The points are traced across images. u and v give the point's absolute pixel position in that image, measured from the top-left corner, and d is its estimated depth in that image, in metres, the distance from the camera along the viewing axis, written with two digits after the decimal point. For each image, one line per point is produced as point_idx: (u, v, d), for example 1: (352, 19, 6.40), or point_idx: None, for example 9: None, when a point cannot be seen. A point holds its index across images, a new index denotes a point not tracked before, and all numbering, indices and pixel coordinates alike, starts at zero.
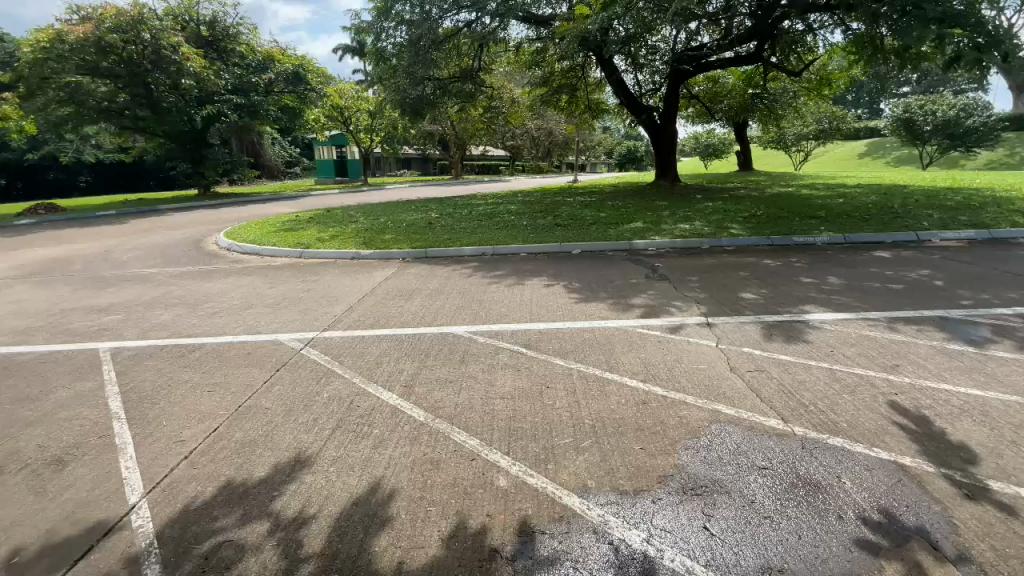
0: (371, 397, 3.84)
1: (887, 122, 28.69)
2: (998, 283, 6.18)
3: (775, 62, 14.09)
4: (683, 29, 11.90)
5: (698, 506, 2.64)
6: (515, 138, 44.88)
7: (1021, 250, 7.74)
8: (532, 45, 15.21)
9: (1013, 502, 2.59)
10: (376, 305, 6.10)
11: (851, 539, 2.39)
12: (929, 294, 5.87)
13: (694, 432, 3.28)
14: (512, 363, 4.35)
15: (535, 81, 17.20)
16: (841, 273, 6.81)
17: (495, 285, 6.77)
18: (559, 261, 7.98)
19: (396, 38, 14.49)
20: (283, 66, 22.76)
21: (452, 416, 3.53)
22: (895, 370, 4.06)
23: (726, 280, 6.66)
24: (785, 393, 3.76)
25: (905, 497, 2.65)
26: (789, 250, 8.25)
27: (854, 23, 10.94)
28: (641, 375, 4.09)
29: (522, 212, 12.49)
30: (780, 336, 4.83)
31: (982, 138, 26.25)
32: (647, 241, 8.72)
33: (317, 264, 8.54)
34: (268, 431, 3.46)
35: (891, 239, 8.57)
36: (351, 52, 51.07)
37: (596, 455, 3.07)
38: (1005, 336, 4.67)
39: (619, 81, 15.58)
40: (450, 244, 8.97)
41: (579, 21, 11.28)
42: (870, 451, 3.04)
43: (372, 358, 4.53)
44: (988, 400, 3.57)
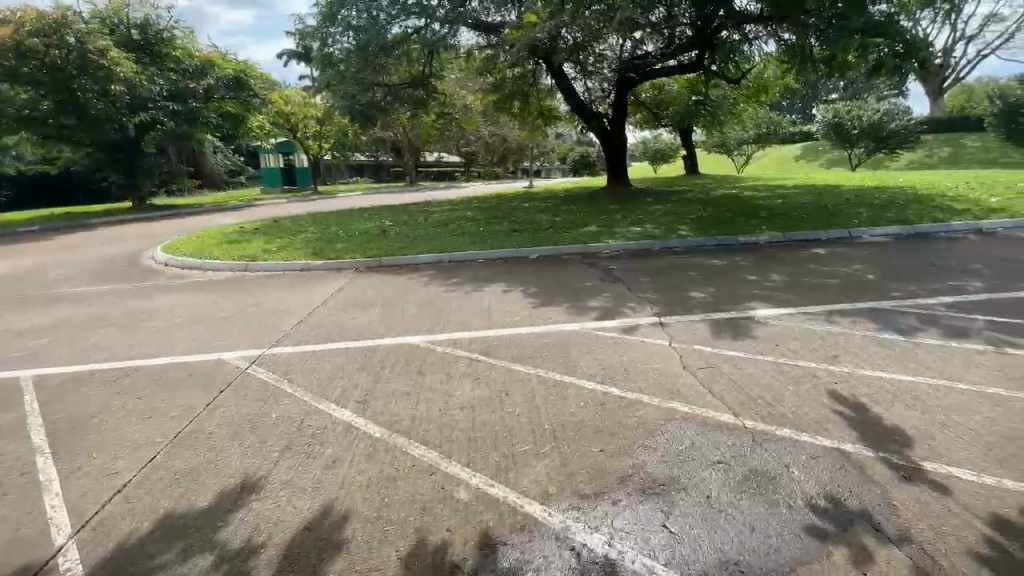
0: (323, 415, 3.68)
1: (820, 127, 30.52)
2: (923, 275, 6.65)
3: (716, 70, 14.59)
4: (628, 39, 12.26)
5: (656, 505, 2.67)
6: (470, 143, 45.07)
7: (939, 244, 8.39)
8: (483, 52, 15.35)
9: (945, 481, 2.77)
10: (330, 317, 5.91)
11: (801, 527, 2.49)
12: (863, 288, 6.25)
13: (651, 432, 3.33)
14: (470, 371, 4.30)
15: (487, 87, 17.22)
16: (783, 270, 7.16)
17: (452, 292, 6.71)
18: (515, 266, 8.00)
19: (342, 44, 14.26)
20: (223, 71, 21.86)
21: (409, 429, 3.44)
22: (834, 361, 4.28)
23: (676, 281, 6.87)
24: (735, 387, 3.89)
25: (848, 482, 2.78)
26: (734, 249, 8.62)
27: (785, 35, 11.42)
28: (598, 377, 4.13)
29: (479, 218, 12.46)
30: (728, 332, 5.01)
31: (904, 140, 28.28)
32: (601, 244, 8.89)
33: (264, 276, 8.20)
34: (212, 456, 3.26)
35: (825, 236, 9.09)
36: (295, 58, 49.75)
37: (556, 460, 3.05)
38: (930, 324, 5.03)
39: (568, 88, 15.89)
40: (405, 252, 8.83)
41: (527, 30, 11.41)
42: (814, 440, 3.18)
43: (323, 374, 4.35)
44: (917, 385, 3.83)
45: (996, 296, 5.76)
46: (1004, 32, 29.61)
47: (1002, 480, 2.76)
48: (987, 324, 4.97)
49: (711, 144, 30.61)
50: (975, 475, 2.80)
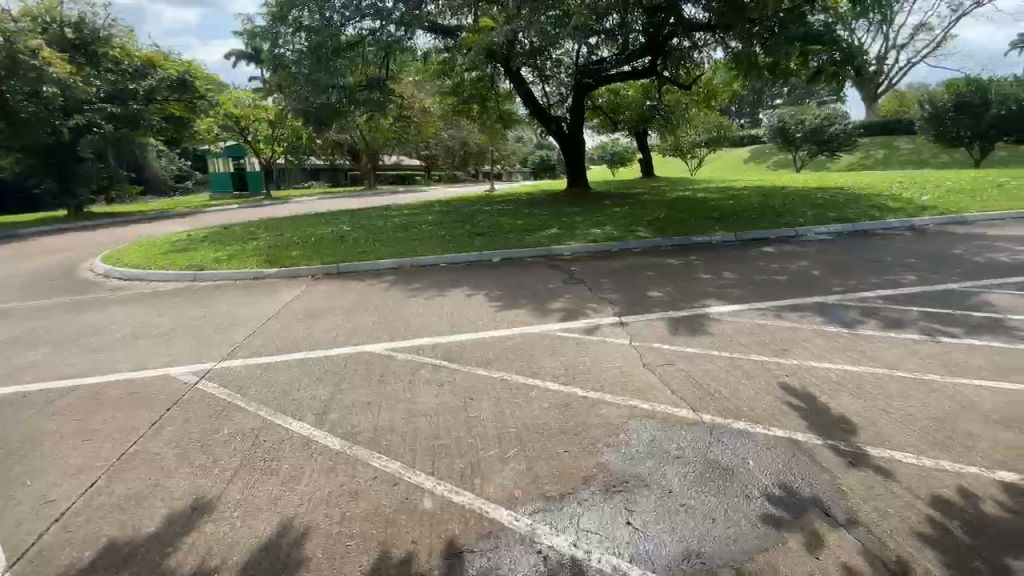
0: (279, 429, 3.55)
1: (766, 131, 31.94)
2: (864, 270, 7.05)
3: (668, 76, 15.10)
4: (584, 45, 12.50)
5: (620, 502, 2.71)
6: (429, 146, 44.80)
7: (876, 240, 8.93)
8: (440, 55, 15.29)
9: (887, 465, 2.93)
10: (287, 327, 5.71)
11: (758, 515, 2.58)
12: (809, 284, 6.57)
13: (614, 430, 3.37)
14: (433, 378, 4.24)
15: (445, 90, 17.14)
16: (736, 268, 7.43)
17: (413, 297, 6.62)
18: (477, 270, 7.98)
19: (294, 45, 13.91)
20: (165, 72, 20.74)
21: (370, 440, 3.36)
22: (784, 354, 4.47)
23: (636, 281, 7.02)
24: (693, 383, 4.00)
25: (799, 471, 2.90)
26: (689, 249, 8.89)
27: (732, 42, 11.95)
28: (562, 378, 4.16)
29: (440, 221, 12.38)
30: (686, 329, 5.16)
31: (842, 144, 29.97)
32: (562, 246, 8.99)
33: (214, 286, 7.85)
34: (159, 478, 3.08)
35: (774, 235, 9.52)
36: (244, 58, 48.02)
37: (522, 464, 3.05)
38: (870, 316, 5.33)
39: (527, 92, 16.00)
40: (364, 258, 8.64)
41: (484, 34, 11.45)
42: (767, 431, 3.31)
43: (279, 386, 4.20)
44: (860, 374, 4.05)
45: (927, 288, 6.17)
46: (929, 43, 31.81)
47: (939, 461, 2.95)
48: (921, 314, 5.31)
49: (666, 147, 31.52)
50: (914, 458, 2.98)
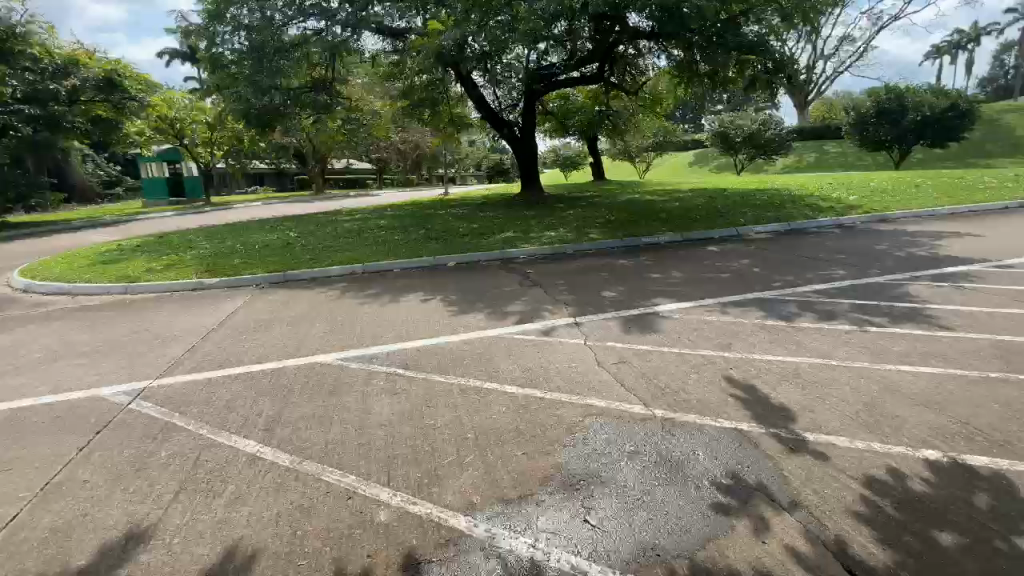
0: (224, 447, 3.37)
1: (709, 135, 33.38)
2: (800, 267, 7.47)
3: (615, 81, 15.53)
4: (534, 50, 12.42)
5: (577, 501, 2.74)
6: (380, 150, 43.98)
7: (810, 238, 9.50)
8: (389, 57, 15.14)
9: (824, 449, 3.12)
10: (231, 339, 5.44)
11: (708, 504, 2.68)
12: (751, 280, 6.91)
13: (571, 430, 3.42)
14: (388, 387, 4.15)
15: (394, 94, 16.88)
16: (683, 267, 7.72)
17: (366, 304, 6.47)
18: (431, 275, 7.89)
19: (233, 45, 13.28)
20: (91, 71, 19.40)
21: (322, 454, 3.25)
22: (729, 349, 4.67)
23: (589, 282, 7.16)
24: (645, 379, 4.11)
25: (745, 459, 3.04)
26: (640, 250, 9.16)
27: (674, 51, 12.36)
28: (519, 381, 4.17)
29: (393, 226, 12.18)
30: (637, 328, 5.30)
31: (778, 148, 31.76)
32: (517, 249, 9.05)
33: (150, 299, 7.39)
34: (89, 507, 2.86)
35: (717, 235, 9.94)
36: (178, 58, 45.67)
37: (480, 469, 3.03)
38: (806, 309, 5.66)
39: (479, 97, 15.98)
40: (314, 265, 8.38)
41: (433, 37, 11.43)
42: (715, 422, 3.45)
43: (223, 403, 3.99)
44: (797, 364, 4.30)
45: (856, 281, 6.62)
46: (853, 53, 34.14)
47: (870, 443, 3.17)
48: (851, 307, 5.69)
49: (616, 152, 32.38)
50: (848, 441, 3.18)
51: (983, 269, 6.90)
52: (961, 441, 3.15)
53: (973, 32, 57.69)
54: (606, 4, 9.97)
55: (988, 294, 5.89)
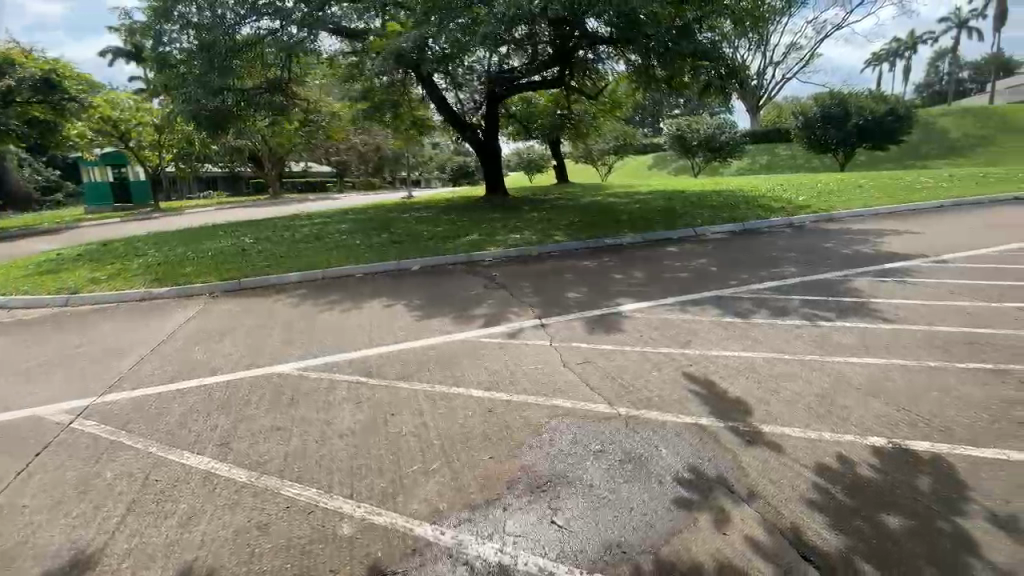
0: (176, 465, 3.21)
1: (666, 138, 34.29)
2: (755, 265, 7.75)
3: (576, 86, 15.69)
4: (495, 53, 12.35)
5: (544, 502, 2.75)
6: (339, 153, 42.95)
7: (763, 237, 9.90)
8: (346, 58, 14.87)
9: (778, 440, 3.25)
10: (182, 351, 5.20)
11: (671, 499, 2.74)
12: (709, 279, 7.14)
13: (537, 431, 3.43)
14: (350, 395, 4.05)
15: (353, 96, 16.55)
16: (645, 267, 7.90)
17: (327, 311, 6.31)
18: (395, 279, 7.77)
19: (181, 44, 12.82)
20: (26, 70, 17.99)
21: (281, 468, 3.14)
22: (690, 345, 4.81)
23: (554, 283, 7.22)
24: (609, 378, 4.17)
25: (705, 453, 3.13)
26: (603, 251, 9.30)
27: (632, 57, 12.62)
28: (485, 384, 4.15)
29: (354, 230, 11.94)
30: (601, 328, 5.38)
31: (733, 151, 32.94)
32: (481, 252, 9.03)
33: (92, 311, 6.96)
34: (25, 534, 2.67)
35: (676, 235, 10.23)
36: (122, 56, 43.27)
37: (446, 476, 3.00)
38: (760, 306, 5.88)
39: (440, 99, 15.83)
40: (271, 271, 8.12)
41: (391, 39, 11.26)
42: (676, 418, 3.54)
43: (175, 418, 3.81)
44: (753, 359, 4.47)
45: (807, 278, 6.93)
46: (799, 61, 35.81)
47: (821, 433, 3.31)
48: (803, 303, 5.94)
49: (578, 155, 32.83)
50: (801, 432, 3.33)
51: (920, 264, 7.34)
52: (904, 427, 3.33)
53: (908, 42, 61.51)
54: (565, 8, 10.08)
55: (925, 288, 6.26)
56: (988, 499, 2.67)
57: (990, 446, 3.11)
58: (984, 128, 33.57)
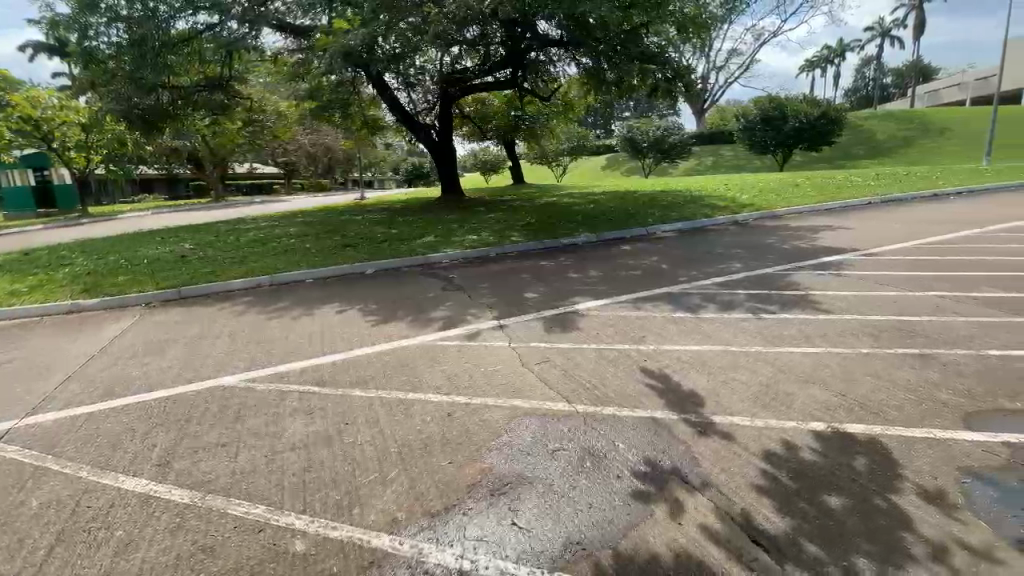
0: (110, 489, 2.99)
1: (618, 140, 35.08)
2: (703, 262, 8.04)
3: (529, 87, 15.77)
4: (447, 53, 12.26)
5: (505, 504, 2.74)
6: (287, 154, 41.33)
7: (710, 235, 10.30)
8: (292, 56, 14.34)
9: (729, 430, 3.37)
10: (116, 367, 4.86)
11: (629, 493, 2.80)
12: (661, 276, 7.35)
13: (497, 432, 3.42)
14: (302, 406, 3.90)
15: (300, 94, 15.98)
16: (599, 266, 8.05)
17: (276, 319, 6.06)
18: (349, 284, 7.57)
19: (111, 38, 11.87)
20: None
21: (227, 487, 2.98)
22: (644, 341, 4.93)
23: (511, 284, 7.24)
24: (567, 376, 4.22)
25: (661, 446, 3.21)
26: (558, 251, 9.41)
27: (583, 60, 12.82)
28: (443, 388, 4.09)
29: (304, 234, 11.54)
30: (559, 327, 5.42)
31: (681, 152, 34.08)
32: (437, 254, 8.94)
33: (12, 326, 6.40)
34: None
35: (629, 234, 10.49)
36: (43, 50, 40.04)
37: (404, 484, 2.94)
38: (709, 301, 6.10)
39: (392, 99, 15.55)
40: (215, 278, 7.73)
41: (338, 36, 10.97)
42: (632, 413, 3.61)
43: (109, 439, 3.55)
44: (704, 352, 4.63)
45: (751, 273, 7.26)
46: (741, 66, 37.52)
47: (768, 420, 3.47)
48: (748, 296, 6.22)
49: (533, 156, 33.07)
50: (749, 420, 3.47)
51: (853, 258, 7.81)
52: (841, 412, 3.54)
53: (838, 49, 65.57)
54: (515, 10, 10.12)
55: (857, 280, 6.69)
56: (917, 475, 2.87)
57: (918, 426, 3.35)
58: (906, 130, 36.22)
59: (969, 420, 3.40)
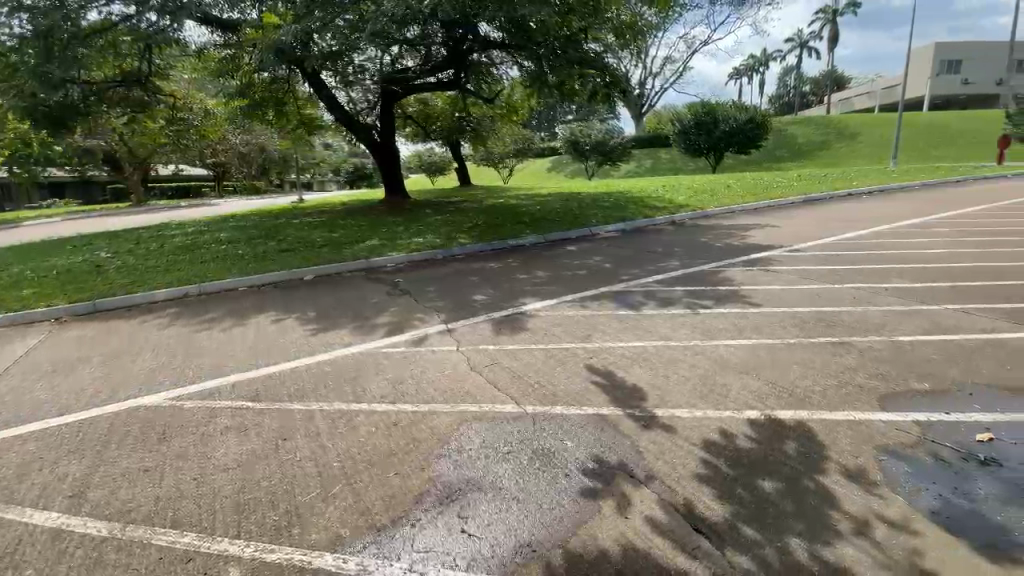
0: (12, 527, 2.68)
1: (562, 142, 35.66)
2: (645, 260, 8.32)
3: (472, 89, 15.66)
4: (387, 52, 11.98)
5: (454, 512, 2.69)
6: (216, 154, 38.93)
7: (651, 235, 10.68)
8: (220, 51, 13.49)
9: (670, 422, 3.49)
10: (20, 390, 4.38)
11: (578, 491, 2.83)
12: (605, 275, 7.54)
13: (443, 439, 3.37)
14: (235, 424, 3.66)
15: (229, 92, 15.09)
16: (546, 267, 8.13)
17: (208, 330, 5.69)
18: (287, 291, 7.23)
19: (11, 29, 10.74)
20: None
21: (152, 515, 2.75)
22: (590, 339, 5.02)
23: (458, 286, 7.17)
24: (516, 378, 4.22)
25: (606, 442, 3.27)
26: (505, 253, 9.43)
27: (525, 63, 12.86)
28: (389, 397, 3.99)
29: (237, 239, 10.92)
30: (507, 328, 5.43)
31: (622, 154, 35.13)
32: (381, 257, 8.72)
33: None
34: None
35: (573, 235, 10.68)
36: None
37: (348, 499, 2.82)
38: (651, 298, 6.31)
39: (331, 98, 15.03)
40: (138, 289, 7.16)
41: (270, 31, 10.50)
42: (580, 411, 3.67)
43: (12, 471, 3.19)
44: (647, 348, 4.78)
45: (688, 270, 7.58)
46: (675, 72, 39.20)
47: (706, 411, 3.62)
48: (686, 293, 6.49)
49: (479, 158, 32.98)
50: (690, 411, 3.61)
51: (779, 254, 8.33)
52: (772, 399, 3.76)
53: (762, 58, 69.87)
54: (455, 11, 10.03)
55: (784, 274, 7.14)
56: (841, 455, 3.09)
57: (840, 409, 3.61)
58: (823, 134, 39.14)
59: (884, 402, 3.69)
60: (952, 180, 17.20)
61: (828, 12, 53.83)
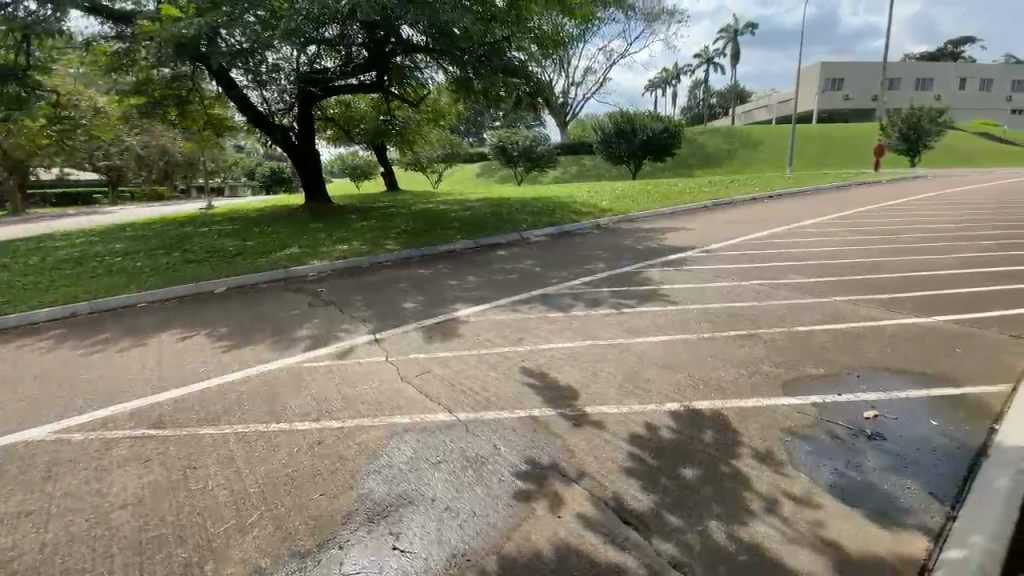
0: None
1: (490, 148, 35.91)
2: (572, 263, 8.56)
3: (396, 92, 15.30)
4: (303, 52, 11.47)
5: (385, 529, 2.61)
6: (109, 156, 35.19)
7: (578, 238, 11.01)
8: (111, 45, 12.00)
9: (599, 419, 3.60)
10: None
11: (511, 494, 2.84)
12: (535, 278, 7.67)
13: (372, 454, 3.25)
14: (136, 455, 3.31)
15: (122, 90, 13.69)
16: (476, 272, 8.13)
17: (103, 352, 5.13)
18: (197, 305, 6.68)
19: None
20: None
21: (33, 566, 2.42)
22: (522, 342, 5.07)
23: (386, 294, 6.98)
24: (448, 385, 4.17)
25: (538, 444, 3.31)
26: (434, 258, 9.31)
27: (450, 67, 12.49)
28: (314, 413, 3.79)
29: (134, 250, 9.95)
30: (438, 335, 5.36)
31: (550, 161, 35.95)
32: (302, 266, 8.30)
33: None
34: None
35: (503, 239, 10.76)
36: None
37: (269, 527, 2.64)
38: (579, 299, 6.50)
39: (241, 98, 14.12)
40: (13, 308, 6.31)
41: (168, 24, 9.75)
42: (512, 414, 3.68)
43: None
44: (576, 348, 4.91)
45: (613, 272, 7.89)
46: (597, 83, 40.83)
47: (632, 406, 3.77)
48: (611, 293, 6.75)
49: (406, 162, 32.39)
50: (618, 408, 3.75)
51: (695, 255, 8.91)
52: (692, 391, 3.99)
53: (674, 71, 74.59)
54: (376, 13, 9.69)
55: (699, 273, 7.65)
56: (752, 440, 3.34)
57: (751, 397, 3.90)
58: (731, 143, 42.41)
59: (788, 388, 4.04)
60: (839, 185, 19.25)
61: (728, 32, 58.67)
